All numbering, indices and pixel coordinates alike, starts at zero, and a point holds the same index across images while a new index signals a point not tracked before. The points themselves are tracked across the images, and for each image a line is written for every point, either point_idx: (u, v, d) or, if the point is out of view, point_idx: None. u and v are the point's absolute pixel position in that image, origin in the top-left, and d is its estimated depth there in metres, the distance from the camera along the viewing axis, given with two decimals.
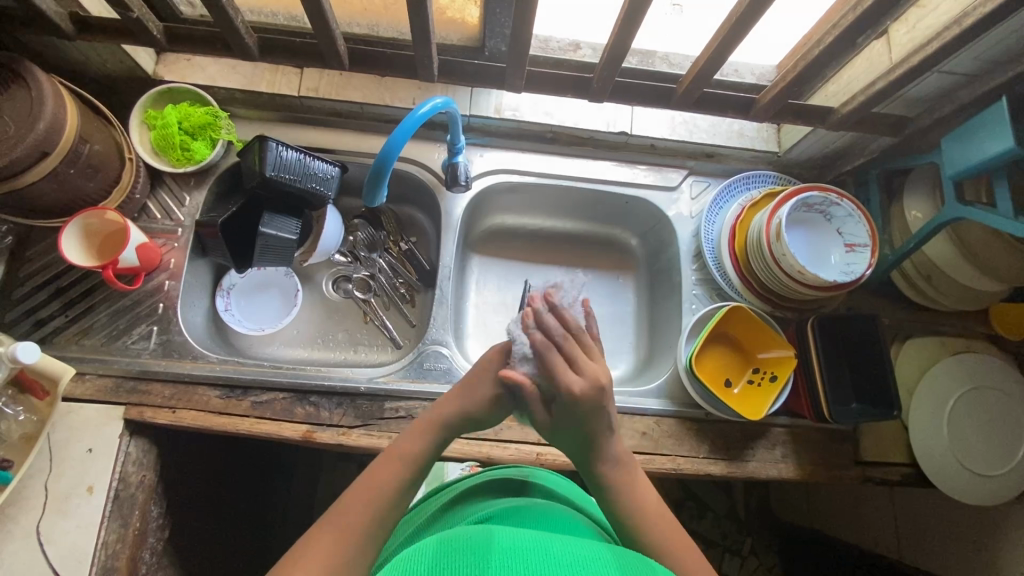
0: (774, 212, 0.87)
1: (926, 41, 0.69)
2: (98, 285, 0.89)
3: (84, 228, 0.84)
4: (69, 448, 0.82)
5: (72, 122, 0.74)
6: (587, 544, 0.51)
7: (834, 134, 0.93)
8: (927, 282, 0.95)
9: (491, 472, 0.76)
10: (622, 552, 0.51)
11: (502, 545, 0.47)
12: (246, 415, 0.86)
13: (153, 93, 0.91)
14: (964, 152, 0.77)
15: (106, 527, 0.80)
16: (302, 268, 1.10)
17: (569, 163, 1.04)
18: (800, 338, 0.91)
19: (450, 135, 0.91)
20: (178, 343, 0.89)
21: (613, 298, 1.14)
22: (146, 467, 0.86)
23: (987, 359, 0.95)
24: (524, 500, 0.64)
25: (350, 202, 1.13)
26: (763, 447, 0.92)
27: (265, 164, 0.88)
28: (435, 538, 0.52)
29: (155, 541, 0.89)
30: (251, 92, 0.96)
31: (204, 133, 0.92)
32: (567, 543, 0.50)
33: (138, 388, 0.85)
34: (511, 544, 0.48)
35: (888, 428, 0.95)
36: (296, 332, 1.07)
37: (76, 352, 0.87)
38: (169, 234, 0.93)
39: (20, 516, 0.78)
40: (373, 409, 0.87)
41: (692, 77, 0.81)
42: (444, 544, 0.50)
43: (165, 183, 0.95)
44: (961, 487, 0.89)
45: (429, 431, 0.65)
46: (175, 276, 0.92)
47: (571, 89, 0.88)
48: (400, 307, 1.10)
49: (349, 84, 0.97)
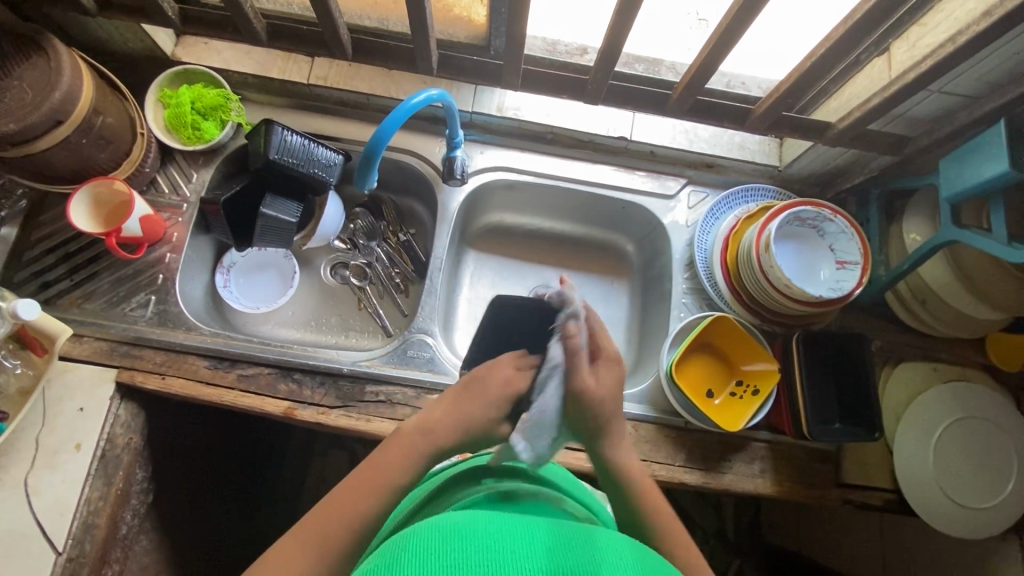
0: (764, 226, 0.86)
1: (921, 58, 0.69)
2: (104, 253, 0.93)
3: (93, 196, 0.88)
4: (63, 404, 0.85)
5: (87, 94, 0.78)
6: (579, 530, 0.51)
7: (833, 150, 0.93)
8: (922, 306, 0.93)
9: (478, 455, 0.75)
10: (612, 536, 0.52)
11: (489, 531, 0.48)
12: (232, 386, 0.88)
13: (168, 73, 0.95)
14: (961, 174, 0.76)
15: (90, 484, 0.83)
16: (302, 252, 1.13)
17: (568, 165, 1.05)
18: (785, 354, 0.90)
19: (449, 129, 0.92)
20: (173, 314, 0.92)
21: (606, 302, 1.15)
22: (133, 430, 0.89)
23: (980, 388, 0.93)
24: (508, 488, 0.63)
25: (353, 191, 1.16)
26: (740, 460, 0.92)
27: (270, 146, 0.91)
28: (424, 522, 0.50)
29: (138, 504, 0.92)
30: (264, 77, 0.99)
31: (215, 113, 0.96)
32: (558, 528, 0.50)
33: (131, 353, 0.89)
34: (487, 540, 0.47)
35: (872, 451, 0.93)
36: (291, 313, 1.10)
37: (77, 314, 0.90)
38: (175, 209, 0.97)
39: (11, 466, 0.82)
40: (354, 391, 0.89)
41: (686, 82, 0.82)
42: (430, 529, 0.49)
43: (174, 160, 0.99)
44: (945, 517, 0.87)
45: (414, 451, 0.64)
46: (176, 249, 0.95)
47: (568, 90, 0.89)
48: (393, 296, 1.12)
49: (357, 75, 1.00)
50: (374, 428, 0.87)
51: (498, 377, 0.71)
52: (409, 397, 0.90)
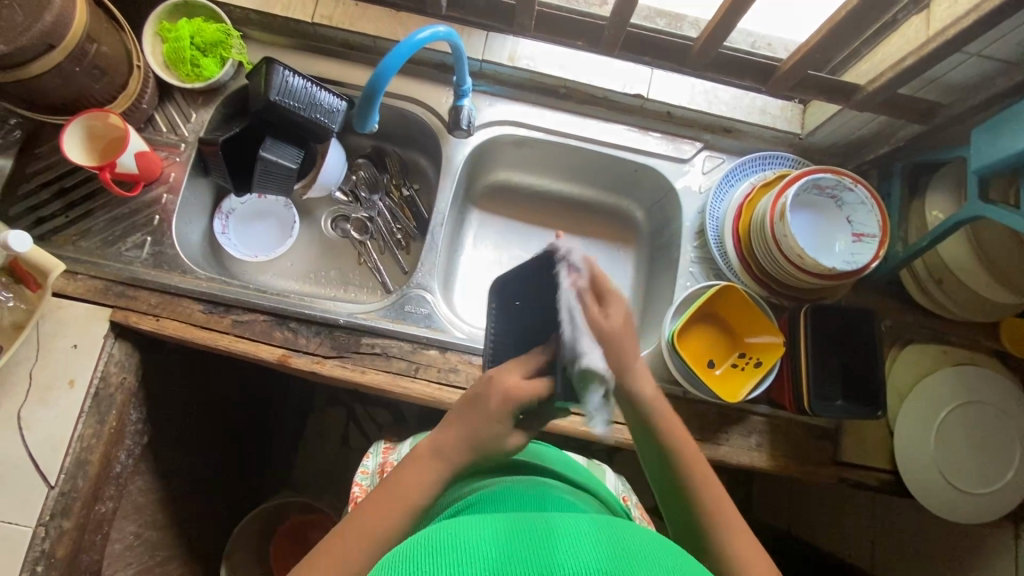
0: (781, 192, 0.83)
1: (962, 13, 0.64)
2: (99, 190, 0.91)
3: (87, 129, 0.85)
4: (56, 341, 0.84)
5: (79, 18, 0.75)
6: (623, 533, 0.49)
7: (859, 117, 0.88)
8: (938, 286, 0.90)
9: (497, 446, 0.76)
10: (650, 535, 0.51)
11: (539, 536, 0.46)
12: (226, 331, 0.87)
13: (168, 5, 0.92)
14: (994, 145, 0.71)
15: (83, 422, 0.83)
16: (303, 202, 1.11)
17: (580, 123, 1.01)
18: (792, 329, 0.87)
19: (456, 76, 0.87)
20: (169, 256, 0.90)
21: (610, 269, 1.12)
22: (128, 370, 0.88)
23: (991, 373, 0.90)
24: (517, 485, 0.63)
25: (357, 141, 1.13)
26: (738, 433, 0.90)
27: (271, 86, 0.89)
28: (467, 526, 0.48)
29: (132, 444, 0.92)
30: (266, 14, 0.95)
31: (215, 50, 0.93)
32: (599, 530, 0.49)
33: (126, 293, 0.87)
34: (498, 528, 0.48)
35: (872, 431, 0.91)
36: (290, 264, 1.09)
37: (72, 251, 0.89)
38: (172, 148, 0.94)
39: (4, 399, 0.82)
40: (350, 341, 0.88)
41: (707, 35, 0.77)
42: (477, 536, 0.47)
43: (173, 98, 0.95)
44: (943, 502, 0.86)
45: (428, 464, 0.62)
46: (173, 190, 0.93)
47: (585, 38, 0.85)
48: (394, 252, 1.10)
49: (364, 16, 0.95)
50: (368, 380, 0.86)
51: (498, 395, 0.63)
52: (405, 352, 0.89)
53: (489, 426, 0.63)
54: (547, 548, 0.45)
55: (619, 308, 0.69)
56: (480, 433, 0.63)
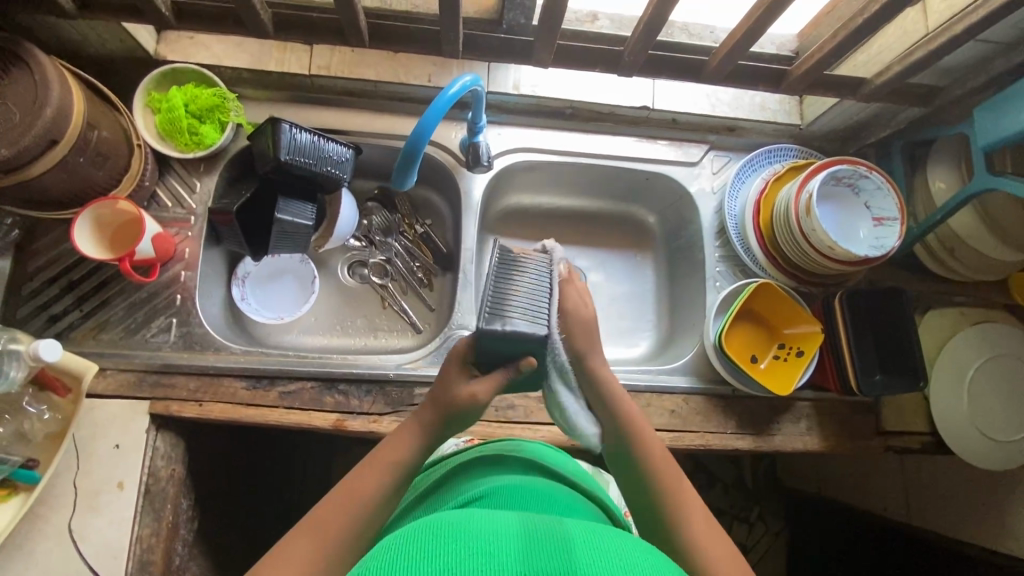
0: (803, 186, 0.86)
1: (966, 8, 0.68)
2: (112, 279, 0.87)
3: (95, 219, 0.81)
4: (96, 444, 0.80)
5: (79, 107, 0.71)
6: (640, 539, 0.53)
7: (859, 105, 0.92)
8: (950, 255, 0.95)
9: (487, 445, 0.73)
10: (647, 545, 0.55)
11: (612, 535, 0.48)
12: (275, 405, 0.85)
13: (155, 74, 0.87)
14: (998, 122, 0.76)
15: (140, 522, 0.79)
16: (317, 255, 1.08)
17: (589, 140, 1.02)
18: (827, 315, 0.92)
19: (471, 114, 0.86)
20: (199, 335, 0.87)
21: (632, 277, 1.14)
22: (175, 460, 0.85)
23: (1005, 328, 0.96)
24: (523, 481, 0.61)
25: (362, 184, 1.10)
26: (789, 421, 0.94)
27: (280, 148, 0.84)
28: (543, 529, 0.46)
29: (186, 534, 0.88)
30: (260, 71, 0.92)
31: (212, 115, 0.88)
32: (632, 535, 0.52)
33: (162, 382, 0.84)
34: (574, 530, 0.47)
35: (909, 399, 0.96)
36: (314, 319, 1.05)
37: (94, 347, 0.84)
38: (182, 223, 0.90)
39: (51, 514, 0.77)
40: (403, 395, 0.87)
41: (725, 50, 0.79)
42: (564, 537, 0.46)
43: (172, 169, 0.91)
44: (979, 452, 0.91)
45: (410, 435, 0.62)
46: (190, 266, 0.89)
47: (600, 63, 0.85)
48: (418, 291, 1.08)
49: (362, 61, 0.93)
50: None
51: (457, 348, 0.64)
52: None
53: (460, 379, 0.63)
54: (624, 545, 0.46)
55: (593, 300, 0.70)
56: (444, 386, 0.63)
